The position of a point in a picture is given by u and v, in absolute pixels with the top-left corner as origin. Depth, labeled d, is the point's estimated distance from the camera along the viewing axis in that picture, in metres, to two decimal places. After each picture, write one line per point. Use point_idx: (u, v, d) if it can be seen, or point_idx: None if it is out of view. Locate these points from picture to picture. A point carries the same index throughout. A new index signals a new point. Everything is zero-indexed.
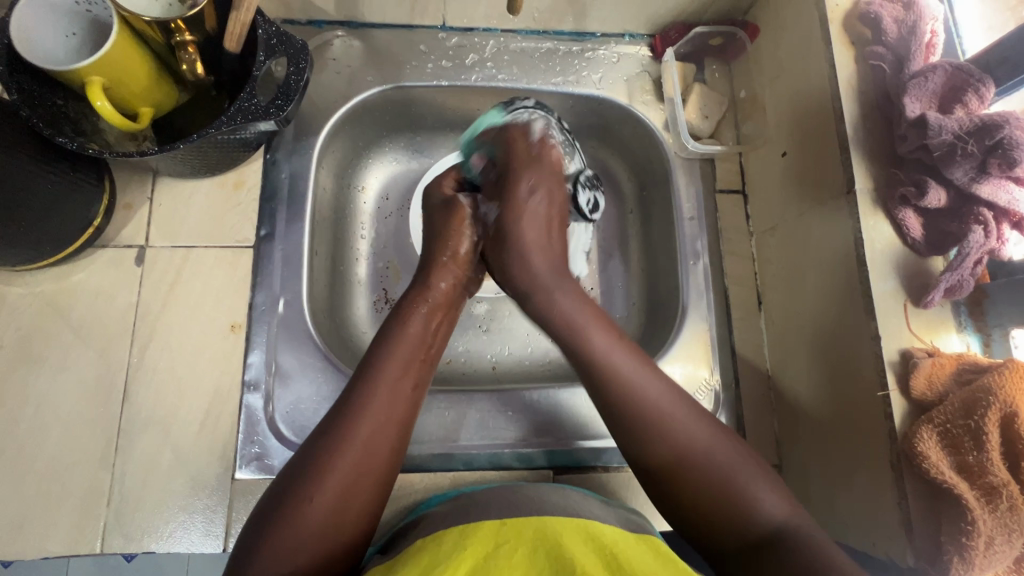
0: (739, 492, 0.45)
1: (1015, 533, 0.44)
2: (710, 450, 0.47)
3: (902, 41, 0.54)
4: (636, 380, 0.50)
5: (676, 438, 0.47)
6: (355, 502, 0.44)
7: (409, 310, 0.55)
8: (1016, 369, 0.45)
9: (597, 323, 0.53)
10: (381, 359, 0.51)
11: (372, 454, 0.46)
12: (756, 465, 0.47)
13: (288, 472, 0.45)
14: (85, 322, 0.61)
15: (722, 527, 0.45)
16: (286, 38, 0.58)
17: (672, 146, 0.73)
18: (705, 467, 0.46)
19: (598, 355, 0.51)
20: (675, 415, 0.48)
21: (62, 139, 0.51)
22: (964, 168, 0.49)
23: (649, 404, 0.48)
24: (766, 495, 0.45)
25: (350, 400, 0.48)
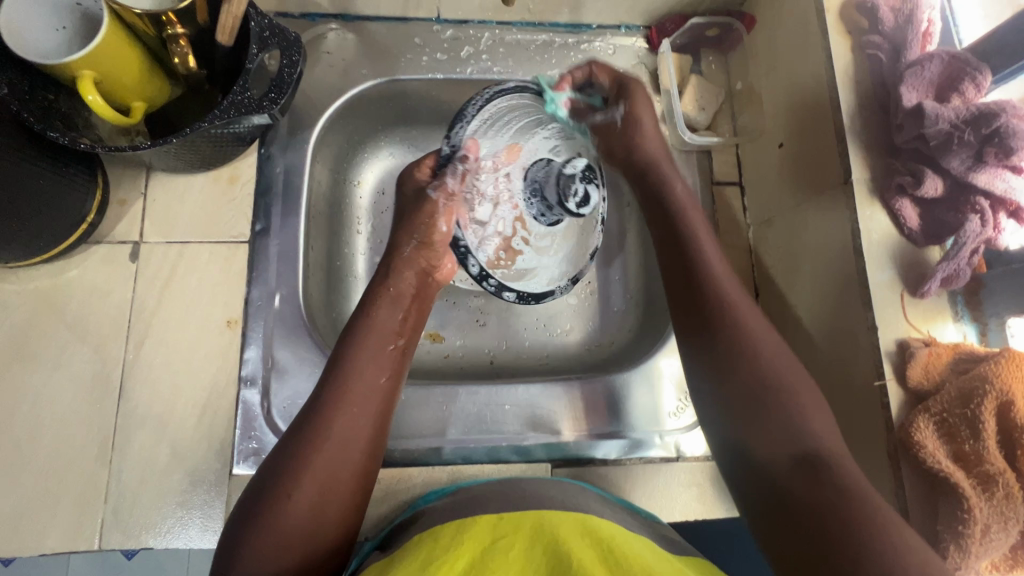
0: (787, 415, 0.46)
1: (1012, 521, 0.44)
2: (775, 363, 0.49)
3: (899, 30, 0.54)
4: (729, 287, 0.54)
5: (753, 350, 0.49)
6: (334, 500, 0.45)
7: (376, 302, 0.55)
8: (1012, 358, 0.45)
9: (707, 236, 0.58)
10: (350, 354, 0.51)
11: (348, 450, 0.46)
12: (812, 399, 0.47)
13: (264, 474, 0.45)
14: (80, 318, 0.61)
15: (773, 432, 0.45)
16: (279, 30, 0.57)
17: (669, 138, 0.72)
18: (771, 384, 0.47)
19: (707, 270, 0.55)
20: (762, 331, 0.51)
21: (53, 133, 0.51)
22: (961, 157, 0.49)
23: (743, 323, 0.51)
24: (817, 421, 0.46)
25: (322, 398, 0.48)
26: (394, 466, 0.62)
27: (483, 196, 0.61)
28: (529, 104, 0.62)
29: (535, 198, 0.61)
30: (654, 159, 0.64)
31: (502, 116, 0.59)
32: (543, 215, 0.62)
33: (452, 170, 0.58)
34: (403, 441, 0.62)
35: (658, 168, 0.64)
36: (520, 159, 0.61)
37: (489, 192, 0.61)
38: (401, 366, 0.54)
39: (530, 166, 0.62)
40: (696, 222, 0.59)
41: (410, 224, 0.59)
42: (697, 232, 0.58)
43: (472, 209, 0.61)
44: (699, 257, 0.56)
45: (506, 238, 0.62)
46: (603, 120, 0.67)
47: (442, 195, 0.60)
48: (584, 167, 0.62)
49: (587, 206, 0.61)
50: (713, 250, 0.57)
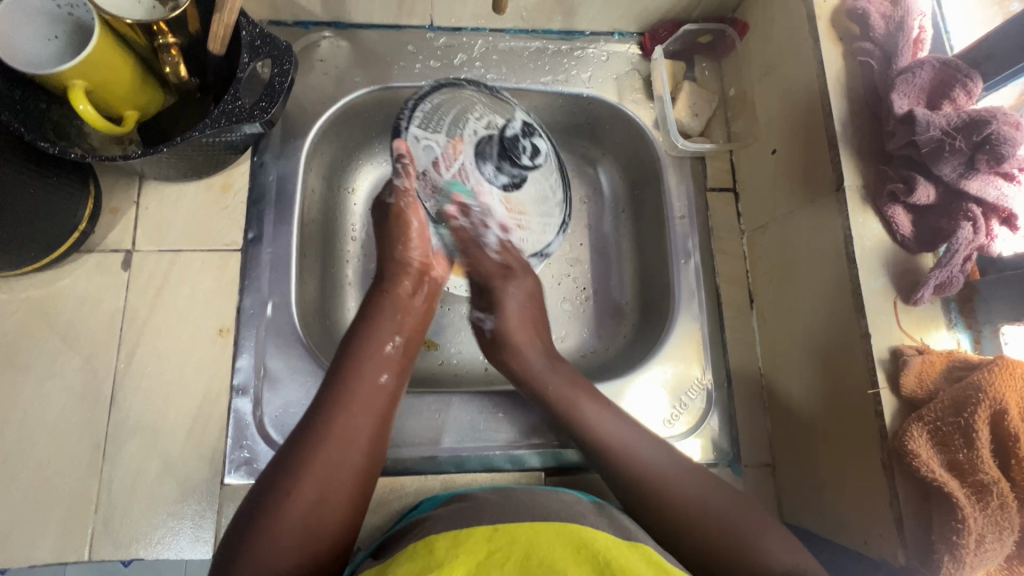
0: (752, 547, 0.47)
1: (1006, 531, 0.43)
2: (710, 501, 0.50)
3: (890, 36, 0.54)
4: (614, 437, 0.54)
5: (653, 473, 0.52)
6: (332, 498, 0.45)
7: (380, 307, 0.56)
8: (1006, 366, 0.44)
9: (585, 395, 0.57)
10: (352, 359, 0.51)
11: (346, 449, 0.46)
12: (759, 518, 0.49)
13: (264, 478, 0.45)
14: (72, 327, 0.60)
15: (731, 568, 0.47)
16: (271, 40, 0.57)
17: (662, 144, 0.72)
18: (714, 524, 0.49)
19: (600, 440, 0.55)
20: (652, 452, 0.53)
21: (44, 143, 0.51)
22: (952, 164, 0.49)
23: (637, 463, 0.53)
24: (774, 546, 0.47)
25: (322, 401, 0.48)
26: (386, 475, 0.61)
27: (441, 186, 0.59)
28: (449, 97, 0.60)
29: (481, 166, 0.58)
30: (523, 366, 0.60)
31: (435, 115, 0.59)
32: (499, 180, 0.59)
33: (399, 172, 0.57)
34: (396, 450, 0.62)
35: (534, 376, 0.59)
36: (461, 142, 0.58)
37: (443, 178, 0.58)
38: (402, 367, 0.53)
39: (473, 139, 0.58)
40: (565, 386, 0.58)
41: (389, 235, 0.59)
42: (576, 401, 0.56)
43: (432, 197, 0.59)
44: (581, 427, 0.56)
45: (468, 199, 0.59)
46: (475, 322, 0.64)
47: (400, 199, 0.58)
48: (520, 122, 0.62)
49: (538, 156, 0.61)
50: (571, 381, 0.58)
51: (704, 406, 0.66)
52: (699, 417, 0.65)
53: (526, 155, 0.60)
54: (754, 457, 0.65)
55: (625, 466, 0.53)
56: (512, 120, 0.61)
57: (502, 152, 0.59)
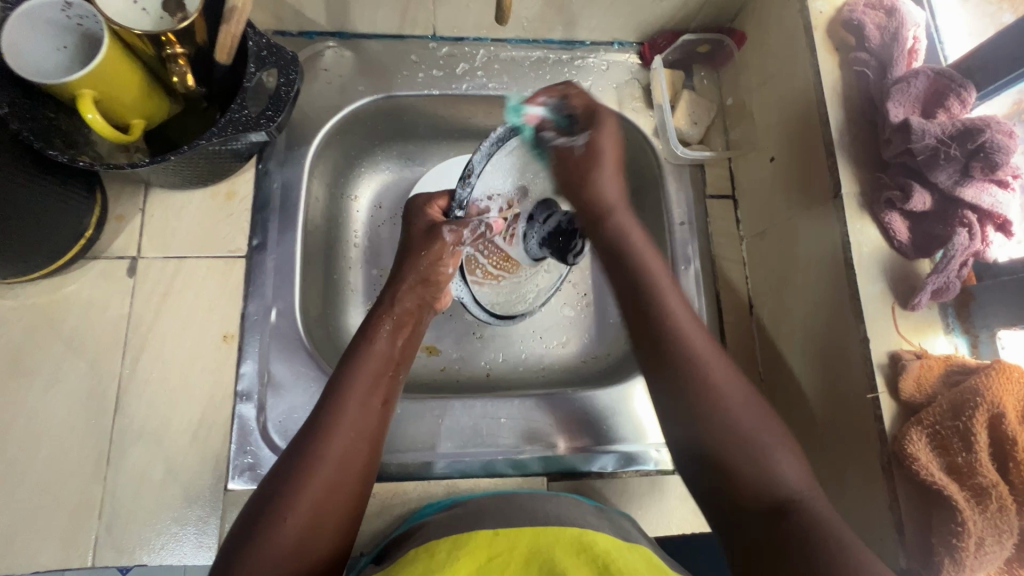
0: (758, 447, 0.46)
1: (1006, 534, 0.44)
2: (743, 411, 0.47)
3: (885, 47, 0.55)
4: (686, 324, 0.51)
5: (707, 379, 0.49)
6: (325, 524, 0.45)
7: (376, 325, 0.55)
8: (1003, 370, 0.45)
9: (668, 280, 0.54)
10: (345, 380, 0.50)
11: (342, 477, 0.46)
12: (783, 434, 0.47)
13: (258, 499, 0.45)
14: (77, 333, 0.61)
15: (738, 479, 0.46)
16: (276, 50, 0.58)
17: (662, 151, 0.73)
18: (728, 420, 0.47)
19: (677, 323, 0.51)
20: (714, 359, 0.50)
21: (51, 151, 0.51)
22: (948, 172, 0.49)
23: (694, 358, 0.49)
24: (787, 460, 0.46)
25: (316, 426, 0.48)
26: (389, 480, 0.61)
27: (491, 239, 0.60)
28: (535, 146, 0.58)
29: (531, 240, 0.62)
30: (603, 204, 0.58)
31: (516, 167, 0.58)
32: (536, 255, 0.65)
33: (472, 226, 0.57)
34: (399, 455, 0.62)
35: (612, 215, 0.58)
36: (523, 200, 0.61)
37: (499, 236, 0.61)
38: (394, 387, 0.53)
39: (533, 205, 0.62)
40: (645, 245, 0.57)
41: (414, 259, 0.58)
42: (661, 290, 0.53)
43: (478, 246, 0.60)
44: (657, 309, 0.52)
45: (505, 255, 0.63)
46: (562, 146, 0.58)
47: (454, 240, 0.57)
48: None
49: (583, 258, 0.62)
50: (659, 274, 0.55)
51: None
52: None
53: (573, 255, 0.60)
54: None
55: (686, 362, 0.49)
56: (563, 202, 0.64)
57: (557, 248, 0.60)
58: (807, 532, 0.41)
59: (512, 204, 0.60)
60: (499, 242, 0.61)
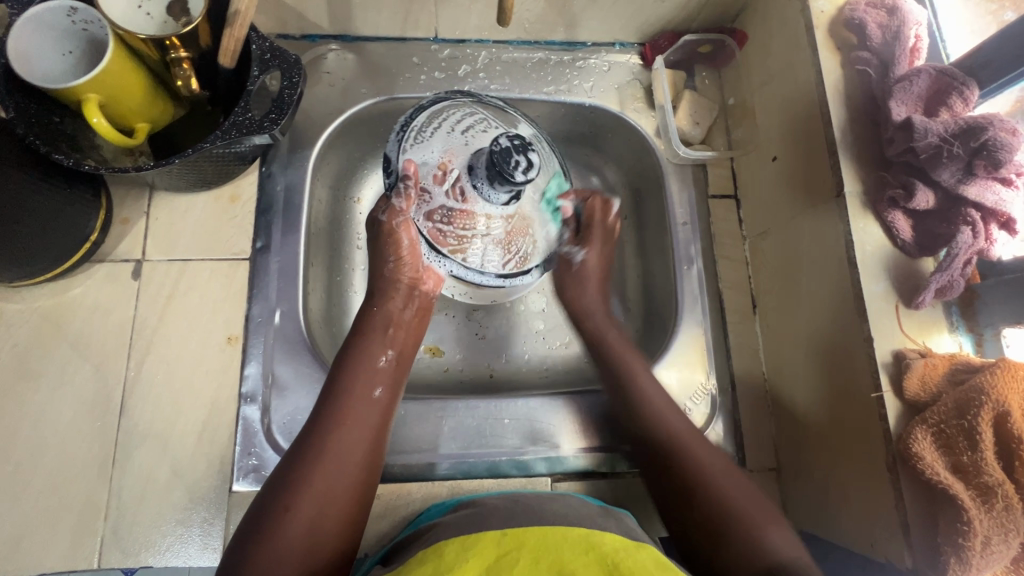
0: (750, 524, 0.48)
1: (1012, 533, 0.43)
2: (727, 489, 0.51)
3: (887, 45, 0.55)
4: (667, 414, 0.58)
5: (694, 463, 0.53)
6: (334, 508, 0.46)
7: (372, 323, 0.59)
8: (1008, 369, 0.45)
9: (646, 370, 0.62)
10: (347, 372, 0.54)
11: (347, 462, 0.48)
12: (769, 511, 0.50)
13: (267, 490, 0.46)
14: (83, 336, 0.61)
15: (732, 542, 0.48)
16: (280, 53, 0.58)
17: (664, 152, 0.74)
18: (711, 492, 0.51)
19: (650, 406, 0.59)
20: (699, 445, 0.55)
21: (58, 155, 0.52)
22: (951, 170, 0.49)
23: (663, 418, 0.58)
24: (775, 534, 0.48)
25: (321, 414, 0.51)
26: (393, 481, 0.62)
27: (440, 206, 0.58)
28: (432, 118, 0.59)
29: (478, 183, 0.55)
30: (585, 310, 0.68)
31: (425, 130, 0.59)
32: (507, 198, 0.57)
33: (398, 192, 0.57)
34: (403, 456, 0.62)
35: (590, 319, 0.68)
36: (455, 159, 0.58)
37: (445, 200, 0.58)
38: (395, 380, 0.56)
39: (468, 157, 0.58)
40: (619, 342, 0.65)
41: (382, 252, 0.61)
42: (627, 359, 0.63)
43: (432, 217, 0.59)
44: (636, 395, 0.60)
45: (465, 214, 0.58)
46: (562, 255, 0.68)
47: (393, 216, 0.59)
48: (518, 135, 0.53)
49: (535, 171, 0.52)
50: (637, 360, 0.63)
51: (709, 411, 0.66)
52: (705, 422, 0.66)
53: (514, 169, 0.50)
54: (759, 461, 0.65)
55: (671, 448, 0.55)
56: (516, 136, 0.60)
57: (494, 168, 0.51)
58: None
59: (445, 169, 0.58)
60: (455, 209, 0.58)
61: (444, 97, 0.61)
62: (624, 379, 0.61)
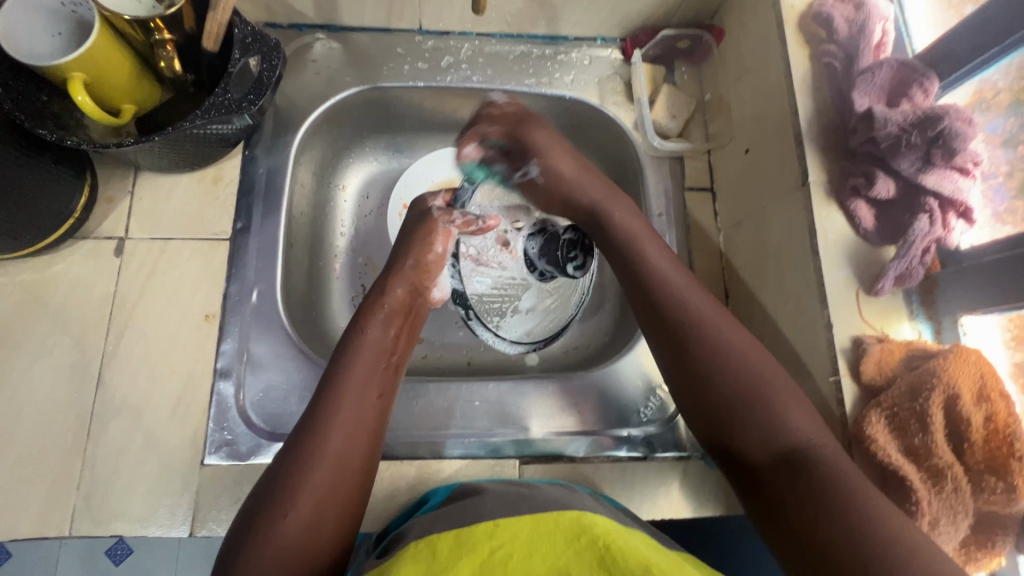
0: (769, 404, 0.47)
1: (960, 515, 0.44)
2: (747, 361, 0.49)
3: (852, 39, 0.56)
4: (685, 292, 0.54)
5: (724, 351, 0.50)
6: (329, 513, 0.46)
7: (370, 320, 0.58)
8: (959, 353, 0.45)
9: (652, 241, 0.58)
10: (340, 374, 0.52)
11: (342, 466, 0.48)
12: (787, 389, 0.48)
13: (257, 495, 0.47)
14: (64, 310, 0.63)
15: (748, 425, 0.47)
16: (261, 37, 0.61)
17: (642, 144, 0.75)
18: (741, 371, 0.49)
19: (668, 288, 0.54)
20: (730, 329, 0.51)
21: (43, 130, 0.54)
22: (910, 159, 0.50)
23: (708, 325, 0.52)
24: (797, 418, 0.46)
25: (313, 417, 0.50)
26: None
27: (499, 246, 0.75)
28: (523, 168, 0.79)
29: (533, 245, 0.76)
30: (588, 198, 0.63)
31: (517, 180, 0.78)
32: (537, 270, 0.76)
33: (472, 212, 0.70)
34: None
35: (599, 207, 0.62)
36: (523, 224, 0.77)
37: (498, 240, 0.75)
38: (393, 381, 0.55)
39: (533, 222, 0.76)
40: (632, 221, 0.60)
41: (411, 241, 0.65)
42: (643, 246, 0.58)
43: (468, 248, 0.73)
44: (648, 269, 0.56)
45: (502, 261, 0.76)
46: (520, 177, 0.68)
47: (446, 215, 0.68)
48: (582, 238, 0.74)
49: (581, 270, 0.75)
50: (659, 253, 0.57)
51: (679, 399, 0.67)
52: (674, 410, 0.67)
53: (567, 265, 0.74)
54: None
55: (683, 324, 0.52)
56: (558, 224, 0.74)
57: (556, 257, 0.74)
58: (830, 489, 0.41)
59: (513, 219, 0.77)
60: (500, 251, 0.76)
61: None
62: (601, 219, 0.61)
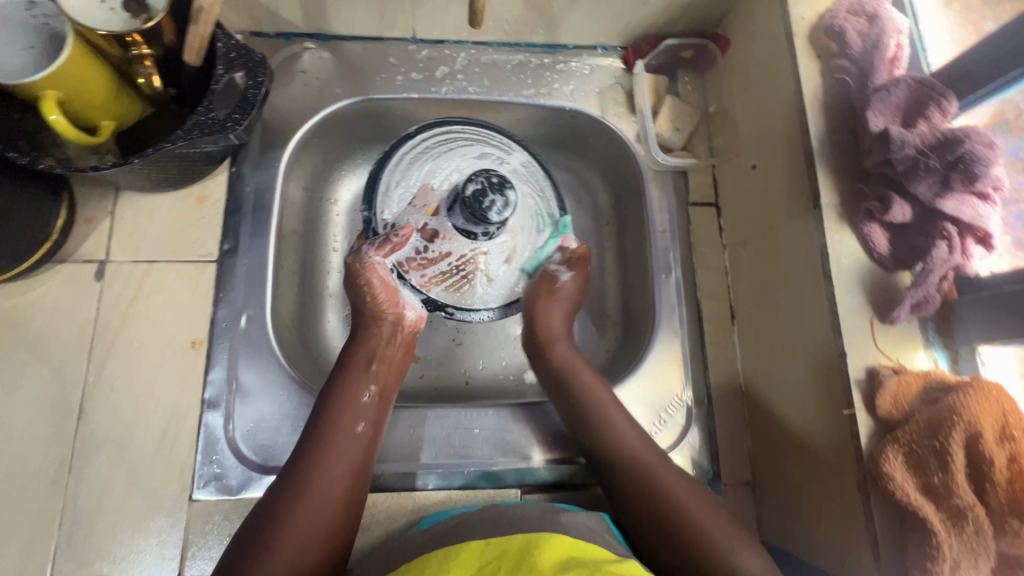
0: (718, 554, 0.47)
1: (983, 558, 0.42)
2: (693, 511, 0.50)
3: (867, 53, 0.54)
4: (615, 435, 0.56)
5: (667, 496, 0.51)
6: (310, 555, 0.44)
7: (358, 357, 0.57)
8: (980, 389, 0.44)
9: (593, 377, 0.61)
10: (327, 410, 0.52)
11: (326, 501, 0.46)
12: (735, 533, 0.49)
13: (245, 528, 0.45)
14: (41, 338, 0.59)
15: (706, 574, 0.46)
16: (245, 51, 0.57)
17: (644, 158, 0.72)
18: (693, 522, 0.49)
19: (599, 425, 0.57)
20: (663, 467, 0.54)
21: (14, 153, 0.51)
22: (928, 183, 0.48)
23: (641, 463, 0.54)
24: (744, 559, 0.46)
25: (303, 453, 0.49)
26: None
27: (433, 238, 0.67)
28: (404, 162, 0.69)
29: (455, 219, 0.65)
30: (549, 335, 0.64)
31: (410, 172, 0.68)
32: (476, 234, 0.65)
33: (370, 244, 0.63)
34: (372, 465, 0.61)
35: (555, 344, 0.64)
36: (432, 195, 0.68)
37: (422, 229, 0.67)
38: (380, 415, 0.54)
39: (444, 194, 0.68)
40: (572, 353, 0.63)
41: (356, 286, 0.61)
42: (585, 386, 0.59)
43: (410, 261, 0.66)
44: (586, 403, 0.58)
45: (446, 253, 0.68)
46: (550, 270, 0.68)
47: (358, 259, 0.62)
48: (484, 174, 0.61)
49: (510, 208, 0.60)
50: (593, 379, 0.60)
51: (685, 423, 0.65)
52: (679, 435, 0.65)
53: (493, 214, 0.60)
54: (734, 475, 0.64)
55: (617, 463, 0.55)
56: (474, 159, 0.70)
57: (472, 211, 0.60)
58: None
59: (425, 203, 0.68)
60: (435, 242, 0.67)
61: (438, 125, 0.70)
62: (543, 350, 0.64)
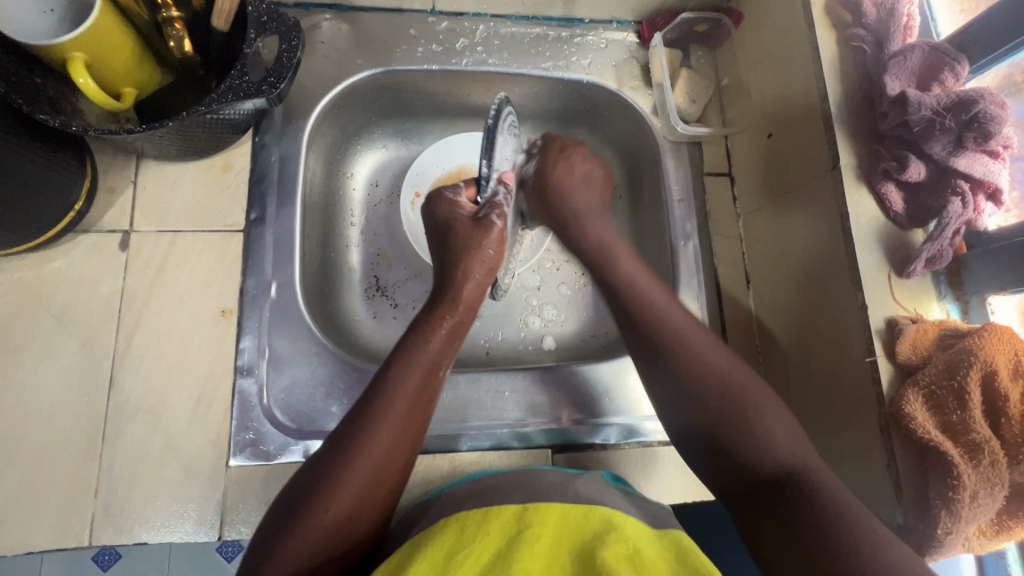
0: (754, 417, 0.48)
1: (997, 486, 0.46)
2: (730, 379, 0.50)
3: (882, 22, 0.56)
4: (668, 311, 0.55)
5: (711, 372, 0.50)
6: (361, 517, 0.43)
7: (427, 331, 0.53)
8: (995, 332, 0.47)
9: (625, 251, 0.60)
10: (400, 377, 0.49)
11: (385, 470, 0.45)
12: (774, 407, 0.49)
13: (295, 488, 0.44)
14: (68, 309, 0.59)
15: (735, 436, 0.47)
16: (277, 15, 0.56)
17: (661, 129, 0.74)
18: (737, 393, 0.49)
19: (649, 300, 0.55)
20: (706, 346, 0.52)
21: (43, 116, 0.49)
22: (942, 142, 0.51)
23: (687, 343, 0.52)
24: (778, 427, 0.47)
25: (367, 418, 0.46)
26: None
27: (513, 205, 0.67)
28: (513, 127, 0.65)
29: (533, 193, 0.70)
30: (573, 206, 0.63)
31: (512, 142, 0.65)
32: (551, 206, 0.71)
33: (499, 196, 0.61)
34: None
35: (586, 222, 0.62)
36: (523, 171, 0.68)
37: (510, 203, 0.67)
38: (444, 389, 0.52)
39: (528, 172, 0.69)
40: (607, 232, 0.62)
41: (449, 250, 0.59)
42: (616, 256, 0.59)
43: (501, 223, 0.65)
44: (615, 277, 0.58)
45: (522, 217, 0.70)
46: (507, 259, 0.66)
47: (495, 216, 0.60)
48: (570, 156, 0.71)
49: None
50: (635, 270, 0.58)
51: None
52: None
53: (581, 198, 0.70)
54: None
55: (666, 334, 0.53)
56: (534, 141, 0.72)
57: None
58: (809, 510, 0.41)
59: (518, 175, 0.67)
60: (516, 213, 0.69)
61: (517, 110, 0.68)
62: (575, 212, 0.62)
